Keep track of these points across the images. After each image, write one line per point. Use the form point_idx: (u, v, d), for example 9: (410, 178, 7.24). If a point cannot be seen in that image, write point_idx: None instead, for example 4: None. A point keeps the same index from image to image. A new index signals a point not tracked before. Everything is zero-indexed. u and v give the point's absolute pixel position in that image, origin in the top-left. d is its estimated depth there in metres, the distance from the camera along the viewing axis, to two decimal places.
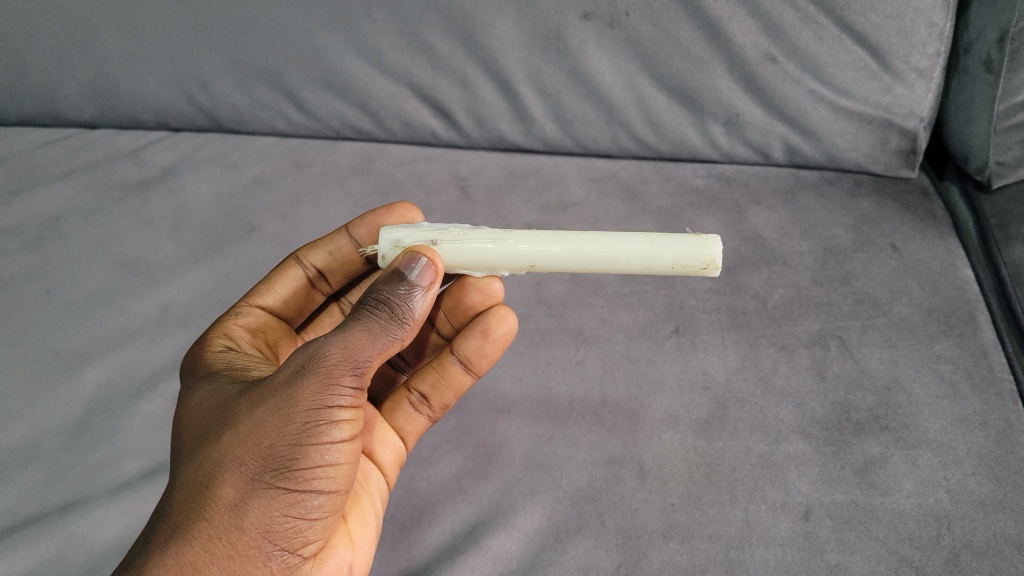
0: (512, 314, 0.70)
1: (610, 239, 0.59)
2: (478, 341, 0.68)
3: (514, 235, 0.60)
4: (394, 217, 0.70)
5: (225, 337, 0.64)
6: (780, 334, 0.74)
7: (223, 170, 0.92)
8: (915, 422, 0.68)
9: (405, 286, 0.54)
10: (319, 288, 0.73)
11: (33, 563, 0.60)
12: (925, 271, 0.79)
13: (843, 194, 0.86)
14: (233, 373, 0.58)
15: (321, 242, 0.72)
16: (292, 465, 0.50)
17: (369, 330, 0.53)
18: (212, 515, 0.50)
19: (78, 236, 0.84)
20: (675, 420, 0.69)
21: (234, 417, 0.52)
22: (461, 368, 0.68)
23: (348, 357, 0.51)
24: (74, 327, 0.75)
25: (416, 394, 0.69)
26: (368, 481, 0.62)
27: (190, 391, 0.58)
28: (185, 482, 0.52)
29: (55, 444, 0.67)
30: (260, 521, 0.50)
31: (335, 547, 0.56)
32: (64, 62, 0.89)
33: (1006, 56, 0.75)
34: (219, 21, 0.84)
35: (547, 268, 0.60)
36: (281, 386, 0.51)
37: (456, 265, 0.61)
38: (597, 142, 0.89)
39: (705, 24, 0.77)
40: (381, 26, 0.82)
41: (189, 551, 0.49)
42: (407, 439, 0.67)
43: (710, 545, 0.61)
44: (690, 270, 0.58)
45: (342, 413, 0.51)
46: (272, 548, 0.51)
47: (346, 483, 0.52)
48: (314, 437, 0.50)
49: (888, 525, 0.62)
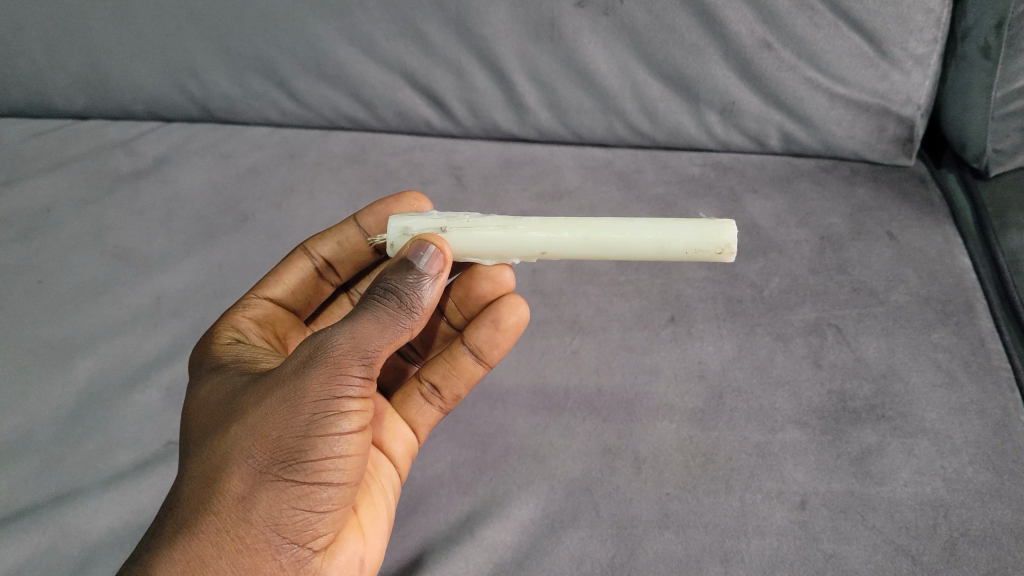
0: (525, 303, 0.69)
1: (621, 227, 0.58)
2: (490, 330, 0.67)
3: (524, 222, 0.59)
4: (404, 206, 0.70)
5: (233, 329, 0.63)
6: (777, 322, 0.74)
7: (216, 160, 0.91)
8: (912, 411, 0.68)
9: (414, 274, 0.53)
10: (328, 279, 0.73)
11: (26, 555, 0.60)
12: (922, 259, 0.78)
13: (841, 182, 0.86)
14: (241, 365, 0.57)
15: (330, 232, 0.71)
16: (300, 456, 0.49)
17: (378, 318, 0.52)
18: (220, 508, 0.50)
19: (71, 227, 0.83)
20: (671, 410, 0.69)
21: (242, 408, 0.51)
22: (472, 359, 0.67)
23: (356, 347, 0.51)
24: (66, 318, 0.75)
25: (428, 384, 0.68)
26: (379, 473, 0.62)
27: (198, 383, 0.58)
28: (192, 475, 0.51)
29: (46, 436, 0.67)
30: (269, 514, 0.50)
31: (345, 540, 0.55)
32: (54, 51, 0.88)
33: (1004, 41, 0.74)
34: (211, 9, 0.83)
35: (559, 255, 0.60)
36: (289, 376, 0.50)
37: (466, 253, 0.60)
38: (593, 131, 0.88)
39: (700, 11, 0.77)
40: (374, 14, 0.81)
41: (197, 544, 0.49)
42: (419, 430, 0.67)
43: (706, 534, 0.61)
44: (703, 256, 0.57)
45: (351, 404, 0.50)
46: (281, 541, 0.50)
47: (356, 475, 0.52)
48: (322, 429, 0.49)
49: (885, 514, 0.62)
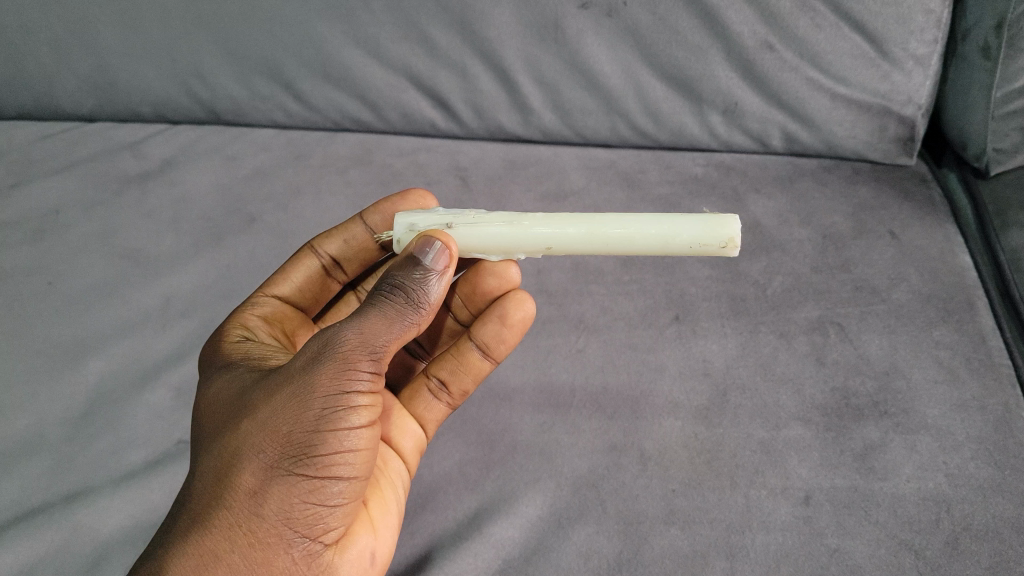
0: (531, 300, 0.69)
1: (625, 222, 0.59)
2: (497, 327, 0.68)
3: (530, 218, 0.60)
4: (410, 204, 0.70)
5: (242, 328, 0.64)
6: (780, 321, 0.75)
7: (222, 162, 0.92)
8: (914, 408, 0.69)
9: (420, 270, 0.54)
10: (335, 277, 0.73)
11: (40, 552, 0.61)
12: (923, 257, 0.79)
13: (842, 181, 0.86)
14: (251, 362, 0.58)
15: (336, 230, 0.71)
16: (310, 451, 0.50)
17: (385, 314, 0.52)
18: (232, 503, 0.51)
19: (80, 228, 0.84)
20: (676, 407, 0.69)
21: (253, 405, 0.52)
22: (479, 354, 0.68)
23: (364, 342, 0.51)
24: (76, 319, 0.76)
25: (435, 380, 0.69)
26: (387, 468, 0.62)
27: (210, 380, 0.59)
28: (205, 471, 0.52)
29: (59, 435, 0.68)
30: (279, 508, 0.50)
31: (356, 534, 0.55)
32: (63, 55, 0.89)
33: (1004, 42, 0.75)
34: (218, 12, 0.84)
35: (564, 251, 0.60)
36: (298, 372, 0.51)
37: (472, 249, 0.61)
38: (596, 132, 0.89)
39: (703, 12, 0.77)
40: (380, 17, 0.82)
41: (211, 539, 0.50)
42: (426, 426, 0.67)
43: (711, 530, 0.62)
44: (708, 251, 0.58)
45: (360, 399, 0.51)
46: (293, 535, 0.51)
47: (366, 469, 0.52)
48: (331, 424, 0.50)
49: (888, 509, 0.63)
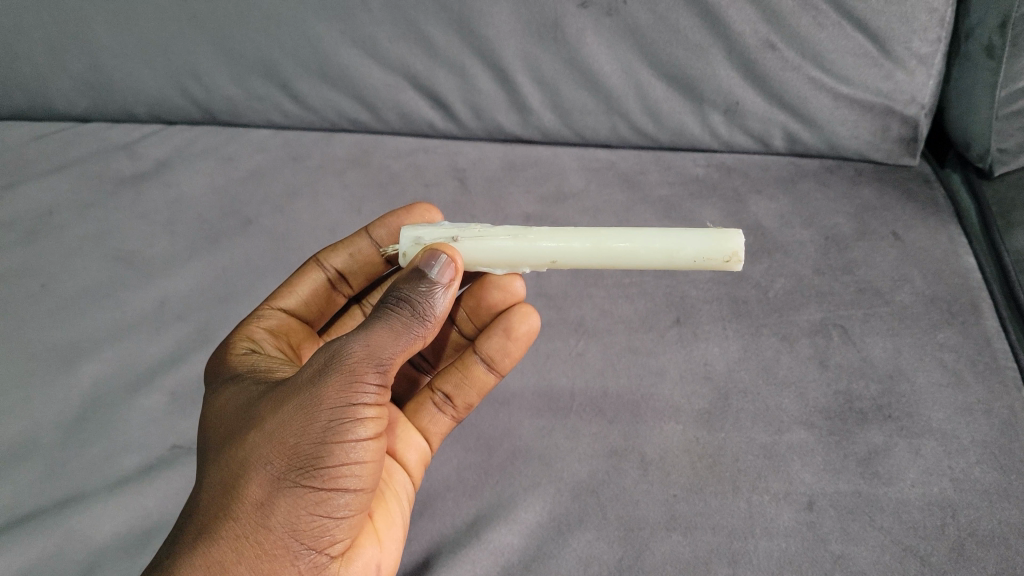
0: (537, 313, 0.69)
1: (632, 238, 0.58)
2: (501, 340, 0.67)
3: (535, 231, 0.59)
4: (415, 218, 0.69)
5: (249, 339, 0.63)
6: (782, 323, 0.74)
7: (219, 163, 0.91)
8: (919, 411, 0.68)
9: (426, 284, 0.53)
10: (340, 290, 0.72)
11: (31, 559, 0.60)
12: (927, 259, 0.78)
13: (845, 182, 0.86)
14: (256, 374, 0.57)
15: (342, 243, 0.71)
16: (317, 463, 0.49)
17: (392, 327, 0.52)
18: (239, 514, 0.49)
19: (74, 230, 0.83)
20: (677, 411, 0.68)
21: (259, 417, 0.51)
22: (484, 367, 0.67)
23: (372, 354, 0.50)
24: (69, 322, 0.75)
25: (439, 393, 0.68)
26: (392, 480, 0.61)
27: (214, 393, 0.58)
28: (211, 483, 0.51)
29: (51, 440, 0.67)
30: (286, 520, 0.49)
31: (361, 546, 0.54)
32: (57, 55, 0.88)
33: (1007, 41, 0.74)
34: (214, 12, 0.83)
35: (570, 264, 0.59)
36: (305, 384, 0.50)
37: (477, 263, 0.60)
38: (596, 132, 0.88)
39: (704, 11, 0.77)
40: (377, 16, 0.81)
41: (217, 551, 0.49)
42: (431, 439, 0.66)
43: (713, 536, 0.61)
44: (711, 264, 0.57)
45: (367, 411, 0.50)
46: (299, 547, 0.50)
47: (372, 481, 0.52)
48: (339, 435, 0.49)
49: (893, 515, 0.62)
